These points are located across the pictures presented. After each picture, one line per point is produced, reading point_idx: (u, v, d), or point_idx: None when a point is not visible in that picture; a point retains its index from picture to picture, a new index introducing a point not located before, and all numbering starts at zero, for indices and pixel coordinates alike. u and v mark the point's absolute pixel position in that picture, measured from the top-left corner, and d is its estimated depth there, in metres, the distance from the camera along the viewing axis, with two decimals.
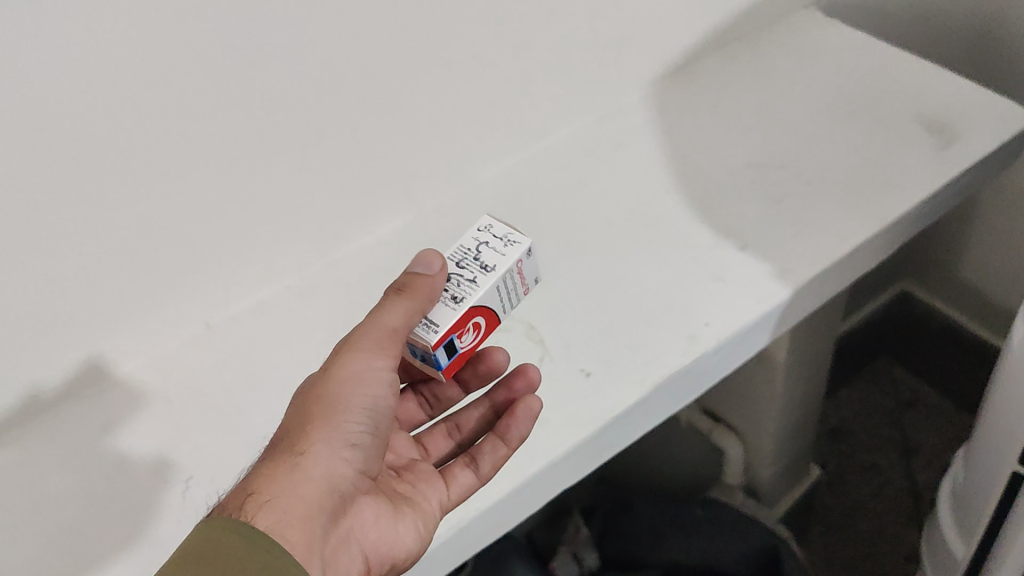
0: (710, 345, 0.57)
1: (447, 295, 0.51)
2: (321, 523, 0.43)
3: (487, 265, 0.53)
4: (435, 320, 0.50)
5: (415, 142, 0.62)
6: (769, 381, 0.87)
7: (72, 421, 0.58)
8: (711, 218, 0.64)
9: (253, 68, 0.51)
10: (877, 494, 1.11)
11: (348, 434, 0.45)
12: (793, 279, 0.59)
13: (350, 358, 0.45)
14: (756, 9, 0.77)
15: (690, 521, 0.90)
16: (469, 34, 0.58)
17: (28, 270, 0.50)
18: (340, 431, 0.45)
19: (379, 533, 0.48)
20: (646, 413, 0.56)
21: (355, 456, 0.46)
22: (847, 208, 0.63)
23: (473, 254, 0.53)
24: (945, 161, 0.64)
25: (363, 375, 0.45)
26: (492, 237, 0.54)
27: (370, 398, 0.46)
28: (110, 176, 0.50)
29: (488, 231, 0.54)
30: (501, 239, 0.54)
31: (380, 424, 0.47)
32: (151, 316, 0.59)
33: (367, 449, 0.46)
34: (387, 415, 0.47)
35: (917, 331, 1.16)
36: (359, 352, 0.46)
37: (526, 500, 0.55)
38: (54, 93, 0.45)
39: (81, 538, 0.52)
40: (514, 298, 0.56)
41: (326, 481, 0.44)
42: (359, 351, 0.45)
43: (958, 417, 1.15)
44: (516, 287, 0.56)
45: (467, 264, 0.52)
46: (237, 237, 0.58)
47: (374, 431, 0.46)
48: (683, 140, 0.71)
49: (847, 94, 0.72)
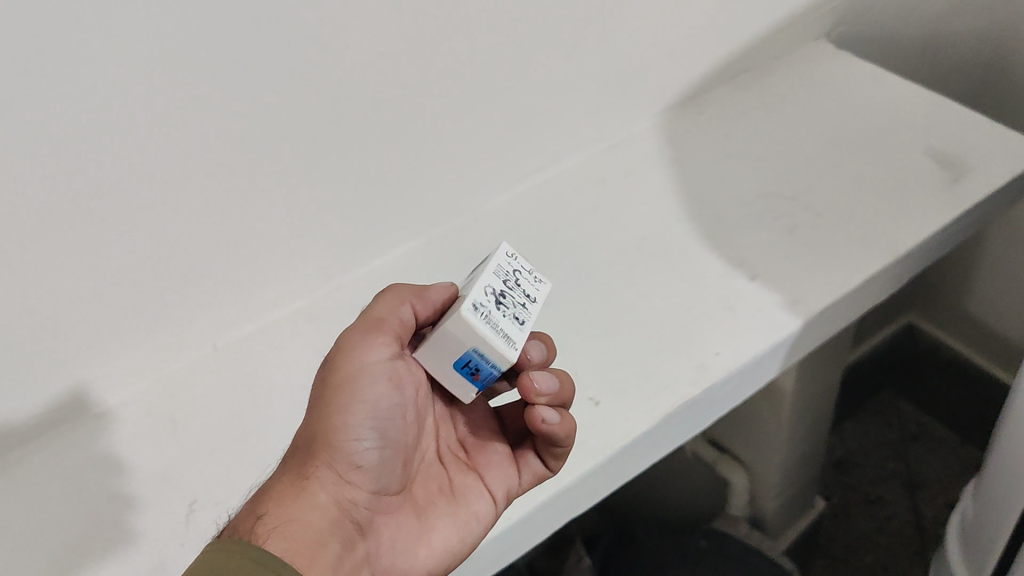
0: (721, 374, 0.56)
1: (520, 297, 0.46)
2: (328, 538, 0.43)
3: (522, 298, 0.46)
4: (506, 296, 0.45)
5: (429, 166, 0.62)
6: (776, 412, 0.87)
7: (77, 443, 0.58)
8: (721, 248, 0.64)
9: (269, 89, 0.50)
10: (883, 527, 1.10)
11: (347, 443, 0.45)
12: (803, 311, 0.59)
13: (346, 358, 0.46)
14: (768, 40, 0.78)
15: (694, 554, 0.89)
16: (487, 59, 0.59)
17: (34, 291, 0.50)
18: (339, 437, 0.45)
19: (404, 551, 0.48)
20: (655, 442, 0.56)
21: (361, 467, 0.46)
22: (859, 240, 0.62)
23: (502, 300, 0.45)
24: (956, 194, 0.64)
25: (362, 373, 0.46)
26: (501, 308, 0.45)
27: (373, 400, 0.46)
28: (121, 198, 0.49)
29: (485, 306, 0.44)
30: (505, 309, 0.45)
31: (387, 428, 0.47)
32: (159, 337, 0.58)
33: (378, 461, 0.47)
34: (394, 419, 0.47)
35: (926, 363, 1.15)
36: (354, 351, 0.46)
37: (534, 528, 0.54)
38: (68, 117, 0.45)
39: (87, 555, 0.52)
40: (513, 298, 0.46)
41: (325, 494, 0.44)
42: (353, 351, 0.46)
43: (964, 451, 1.15)
44: (512, 297, 0.46)
45: (508, 298, 0.45)
46: (248, 259, 0.58)
47: (385, 442, 0.47)
48: (692, 170, 0.71)
49: (856, 126, 0.72)
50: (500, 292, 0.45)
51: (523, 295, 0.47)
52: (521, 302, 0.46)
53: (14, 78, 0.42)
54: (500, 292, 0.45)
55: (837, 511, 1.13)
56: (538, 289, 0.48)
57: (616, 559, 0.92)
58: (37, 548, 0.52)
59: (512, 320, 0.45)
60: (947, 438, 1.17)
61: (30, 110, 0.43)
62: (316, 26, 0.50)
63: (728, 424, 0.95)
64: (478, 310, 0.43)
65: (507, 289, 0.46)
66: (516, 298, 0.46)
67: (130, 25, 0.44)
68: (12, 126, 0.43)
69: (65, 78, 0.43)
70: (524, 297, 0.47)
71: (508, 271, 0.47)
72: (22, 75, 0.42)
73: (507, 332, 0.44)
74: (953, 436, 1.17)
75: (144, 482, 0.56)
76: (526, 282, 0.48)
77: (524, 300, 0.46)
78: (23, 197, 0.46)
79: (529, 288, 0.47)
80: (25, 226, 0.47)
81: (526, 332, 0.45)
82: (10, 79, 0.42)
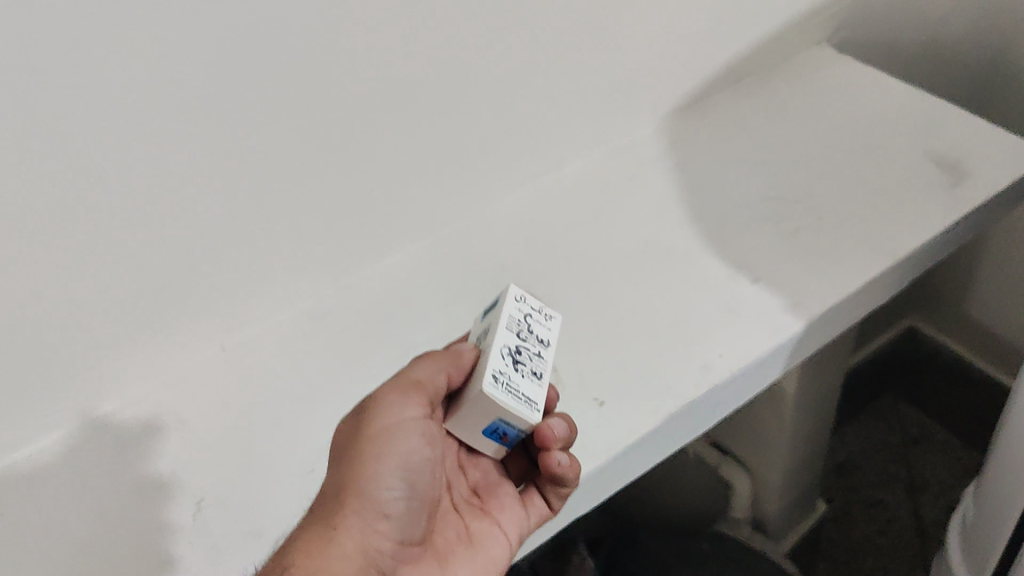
0: (724, 376, 0.57)
1: (535, 346, 0.48)
2: None
3: (537, 347, 0.48)
4: (523, 351, 0.47)
5: (435, 170, 0.63)
6: (778, 415, 0.87)
7: (84, 445, 0.58)
8: (725, 251, 0.65)
9: (279, 93, 0.51)
10: (884, 530, 1.10)
11: (378, 497, 0.47)
12: (806, 312, 0.59)
13: (381, 414, 0.48)
14: (770, 45, 0.78)
15: (697, 556, 0.89)
16: (494, 64, 0.59)
17: (42, 292, 0.50)
18: (372, 492, 0.47)
19: None
20: (658, 442, 0.56)
21: (389, 519, 0.48)
22: (861, 243, 0.63)
23: (521, 359, 0.47)
24: (957, 197, 0.65)
25: (395, 429, 0.48)
26: (523, 370, 0.47)
27: (404, 453, 0.48)
28: (130, 200, 0.50)
29: (507, 375, 0.46)
30: (526, 370, 0.47)
31: (414, 481, 0.49)
32: (166, 339, 0.59)
33: (404, 514, 0.48)
34: (422, 472, 0.49)
35: (927, 368, 1.16)
36: (388, 407, 0.48)
37: (538, 527, 0.54)
38: (81, 120, 0.45)
39: (95, 556, 0.52)
40: (533, 355, 0.48)
41: (357, 547, 0.46)
42: (388, 407, 0.48)
43: (965, 454, 1.15)
44: (529, 351, 0.48)
45: (525, 354, 0.47)
46: (254, 261, 0.58)
47: (411, 495, 0.49)
48: (695, 174, 0.71)
49: (857, 129, 0.72)
50: (517, 350, 0.47)
51: (539, 344, 0.49)
52: (537, 355, 0.48)
53: (23, 81, 0.42)
54: (518, 350, 0.47)
55: (838, 514, 1.13)
56: (550, 329, 0.50)
57: (618, 561, 0.92)
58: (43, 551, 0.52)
59: (532, 378, 0.47)
60: (948, 441, 1.17)
61: (40, 112, 0.44)
62: (325, 29, 0.50)
63: (730, 427, 0.95)
64: (500, 379, 0.45)
65: (521, 344, 0.48)
66: (532, 350, 0.48)
67: (142, 28, 0.44)
68: (21, 128, 0.44)
69: (76, 81, 0.44)
70: (539, 346, 0.48)
71: (518, 318, 0.48)
72: (33, 77, 0.42)
73: (527, 393, 0.46)
74: (954, 439, 1.17)
75: (152, 484, 0.56)
76: (540, 327, 0.50)
77: (540, 348, 0.48)
78: (29, 198, 0.46)
79: (542, 333, 0.49)
80: (32, 228, 0.47)
81: (544, 386, 0.47)
82: (21, 82, 0.42)
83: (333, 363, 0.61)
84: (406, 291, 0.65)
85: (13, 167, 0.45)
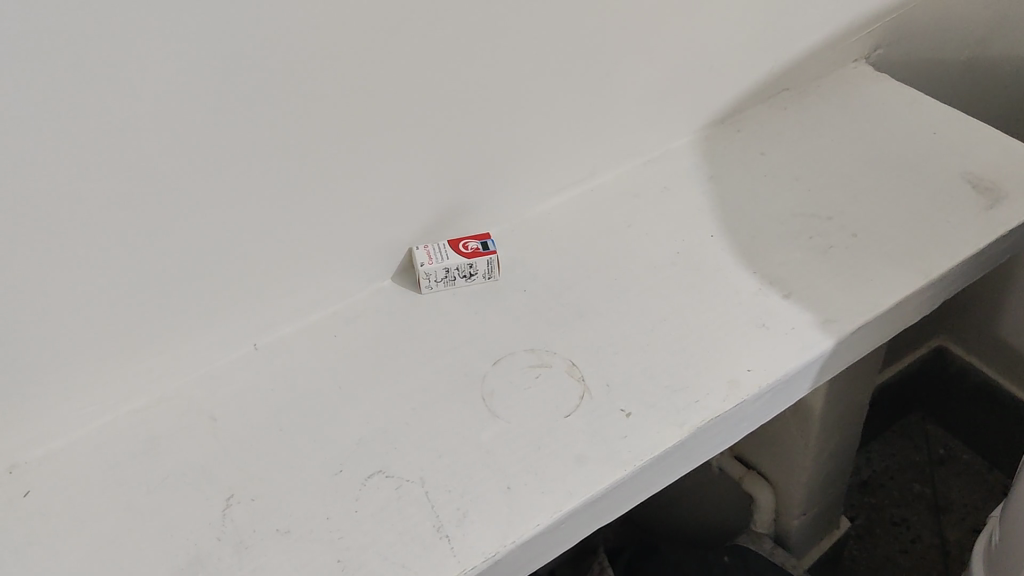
0: (752, 391, 0.57)
1: None
2: None
3: None
4: None
5: (472, 175, 0.63)
6: (804, 430, 0.87)
7: (112, 438, 0.58)
8: (757, 265, 0.65)
9: (322, 96, 0.52)
10: (907, 550, 1.09)
11: None
12: (835, 330, 0.60)
13: None
14: (808, 60, 0.78)
15: (718, 567, 0.89)
16: (535, 73, 0.60)
17: (79, 282, 0.51)
18: None
19: None
20: (684, 455, 0.57)
21: None
22: (893, 263, 0.63)
23: None
24: (990, 221, 0.65)
25: None
26: None
27: None
28: (169, 195, 0.51)
29: None
30: None
31: None
32: (201, 333, 0.59)
33: None
34: None
35: (956, 387, 1.15)
36: None
37: (564, 534, 0.54)
38: (126, 114, 0.46)
39: (123, 546, 0.53)
40: None
41: None
42: None
43: (991, 476, 1.15)
44: None
45: None
46: (289, 259, 0.59)
47: None
48: (728, 187, 0.72)
49: (892, 148, 0.72)
50: None
51: None
52: None
53: (66, 71, 0.43)
54: None
55: (861, 532, 1.12)
56: None
57: (638, 570, 0.91)
58: (70, 540, 0.53)
59: None
60: (973, 462, 1.17)
61: (80, 102, 0.44)
62: (372, 30, 0.51)
63: (754, 440, 0.94)
64: None
65: None
66: None
67: (186, 13, 0.45)
68: (60, 115, 0.44)
69: (114, 73, 0.44)
70: None
71: None
72: (75, 68, 0.43)
73: None
74: (980, 461, 1.17)
75: (180, 477, 0.56)
76: None
77: None
78: (64, 187, 0.47)
79: None
80: (68, 216, 0.48)
81: None
82: (65, 68, 0.43)
83: (365, 363, 0.62)
84: (422, 296, 0.65)
85: (51, 157, 0.45)
